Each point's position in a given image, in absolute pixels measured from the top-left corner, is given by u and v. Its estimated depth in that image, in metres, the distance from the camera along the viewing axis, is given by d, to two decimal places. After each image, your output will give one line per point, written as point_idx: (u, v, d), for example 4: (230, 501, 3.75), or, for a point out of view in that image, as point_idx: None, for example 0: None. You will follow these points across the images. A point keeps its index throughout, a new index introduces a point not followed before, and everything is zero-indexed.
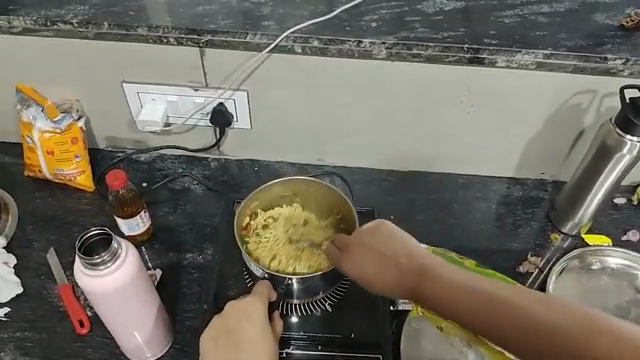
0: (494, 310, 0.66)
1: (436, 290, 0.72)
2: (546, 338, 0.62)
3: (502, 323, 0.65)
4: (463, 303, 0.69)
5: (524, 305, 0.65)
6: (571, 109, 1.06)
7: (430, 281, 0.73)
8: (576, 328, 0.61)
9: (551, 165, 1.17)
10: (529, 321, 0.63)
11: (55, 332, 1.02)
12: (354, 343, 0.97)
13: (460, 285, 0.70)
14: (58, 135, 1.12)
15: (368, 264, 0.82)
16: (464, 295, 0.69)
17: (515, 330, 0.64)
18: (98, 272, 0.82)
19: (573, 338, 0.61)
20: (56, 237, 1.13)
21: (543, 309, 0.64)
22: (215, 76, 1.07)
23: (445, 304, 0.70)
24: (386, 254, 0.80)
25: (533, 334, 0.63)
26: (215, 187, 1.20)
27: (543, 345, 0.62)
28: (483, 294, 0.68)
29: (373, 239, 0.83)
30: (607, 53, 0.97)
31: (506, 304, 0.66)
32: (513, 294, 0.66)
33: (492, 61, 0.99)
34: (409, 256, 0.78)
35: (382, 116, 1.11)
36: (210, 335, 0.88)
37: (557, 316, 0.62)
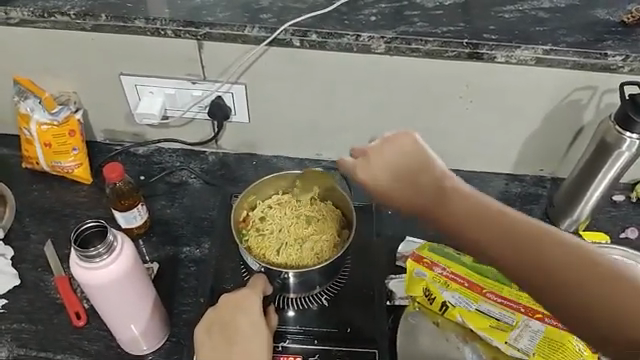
0: (517, 250, 0.68)
1: (461, 219, 0.72)
2: (568, 278, 0.65)
3: (525, 264, 0.67)
4: (495, 232, 0.69)
5: (546, 246, 0.67)
6: (571, 105, 1.06)
7: (447, 208, 0.73)
8: (595, 274, 0.64)
9: (551, 161, 1.17)
10: (554, 265, 0.66)
11: (52, 324, 1.02)
12: (349, 338, 0.97)
13: (482, 211, 0.71)
14: (56, 127, 1.11)
15: (387, 172, 0.80)
16: (499, 227, 0.69)
17: (537, 271, 0.66)
18: (94, 264, 0.81)
19: (593, 290, 0.64)
20: (54, 229, 1.13)
21: (565, 252, 0.66)
22: (213, 69, 1.07)
23: (471, 229, 0.70)
24: (411, 172, 0.78)
25: (554, 278, 0.65)
26: (212, 180, 1.20)
27: (562, 286, 0.65)
28: (511, 231, 0.69)
29: (400, 151, 0.80)
30: (607, 49, 0.97)
31: (532, 243, 0.67)
32: (539, 235, 0.68)
33: (491, 56, 0.98)
34: (432, 174, 0.77)
35: (381, 110, 1.11)
36: (203, 331, 0.87)
37: (578, 260, 0.65)
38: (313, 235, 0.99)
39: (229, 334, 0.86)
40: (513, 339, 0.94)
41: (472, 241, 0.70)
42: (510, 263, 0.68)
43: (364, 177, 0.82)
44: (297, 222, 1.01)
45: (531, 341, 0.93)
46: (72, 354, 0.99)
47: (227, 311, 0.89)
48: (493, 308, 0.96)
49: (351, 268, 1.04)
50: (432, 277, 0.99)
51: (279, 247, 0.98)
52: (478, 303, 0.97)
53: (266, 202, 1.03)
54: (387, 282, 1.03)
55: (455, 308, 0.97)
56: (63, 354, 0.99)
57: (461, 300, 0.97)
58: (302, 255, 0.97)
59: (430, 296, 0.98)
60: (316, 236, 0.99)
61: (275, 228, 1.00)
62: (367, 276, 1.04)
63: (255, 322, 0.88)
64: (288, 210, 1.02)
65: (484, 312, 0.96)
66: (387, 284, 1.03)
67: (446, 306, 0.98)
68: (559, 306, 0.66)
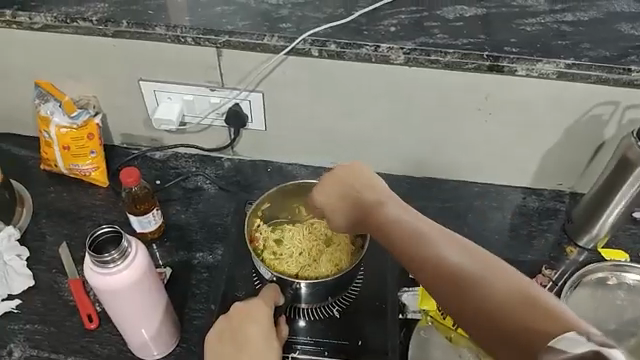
0: (435, 263, 0.71)
1: (392, 234, 0.79)
2: (475, 289, 0.66)
3: (439, 275, 0.70)
4: (419, 246, 0.74)
5: (459, 258, 0.70)
6: (592, 120, 1.04)
7: (380, 221, 0.82)
8: (501, 286, 0.65)
9: (570, 176, 1.15)
10: (467, 277, 0.68)
11: (65, 326, 1.03)
12: (360, 351, 0.96)
13: (410, 228, 0.77)
14: (75, 130, 1.13)
15: (335, 189, 0.90)
16: (423, 241, 0.75)
17: (450, 282, 0.69)
18: (107, 270, 0.82)
19: (495, 300, 0.64)
20: (69, 232, 1.14)
21: (483, 269, 0.68)
22: (231, 77, 1.07)
23: (401, 240, 0.77)
24: (357, 191, 0.87)
25: (465, 289, 0.67)
26: (227, 187, 1.20)
27: (468, 296, 0.67)
28: (435, 247, 0.73)
29: (347, 172, 0.89)
30: (632, 65, 0.95)
31: (450, 257, 0.71)
32: (462, 252, 0.71)
33: (511, 69, 0.97)
34: (372, 193, 0.86)
35: (398, 121, 1.10)
36: (214, 347, 0.85)
37: (488, 274, 0.67)
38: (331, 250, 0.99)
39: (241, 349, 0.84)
40: None
41: (398, 254, 0.77)
42: (430, 278, 0.71)
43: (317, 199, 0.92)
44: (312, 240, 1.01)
45: None
46: (83, 357, 0.99)
47: (237, 319, 0.87)
48: None
49: (364, 279, 1.03)
50: None
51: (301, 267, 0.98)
52: None
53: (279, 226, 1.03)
54: (400, 295, 1.02)
55: None
56: (75, 357, 0.99)
57: None
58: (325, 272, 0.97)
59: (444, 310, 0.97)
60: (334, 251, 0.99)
61: (293, 248, 1.00)
62: (379, 287, 1.03)
63: (266, 335, 0.86)
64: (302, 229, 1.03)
65: None
66: (401, 297, 1.02)
67: None
68: (466, 316, 0.67)
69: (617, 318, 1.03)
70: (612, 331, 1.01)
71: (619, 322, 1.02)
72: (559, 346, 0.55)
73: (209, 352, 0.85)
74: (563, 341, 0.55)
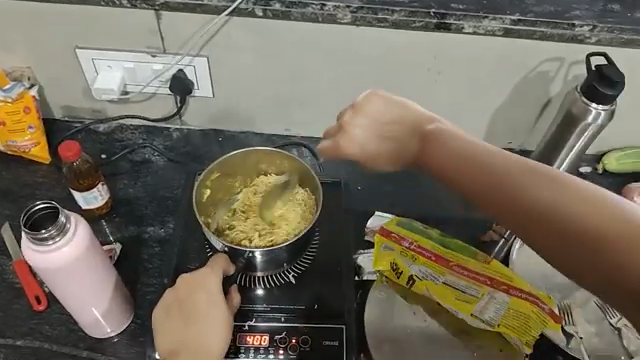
0: (513, 194, 0.64)
1: (447, 164, 0.72)
2: (561, 218, 0.60)
3: (518, 206, 0.64)
4: (491, 177, 0.67)
5: (534, 186, 0.63)
6: (539, 77, 1.05)
7: (436, 153, 0.74)
8: (592, 211, 0.58)
9: (519, 134, 1.17)
10: (552, 205, 0.61)
11: (11, 309, 0.99)
12: (316, 315, 0.96)
13: (468, 155, 0.70)
14: (10, 104, 1.06)
15: (373, 130, 0.82)
16: (494, 170, 0.67)
17: (532, 213, 0.62)
18: (46, 247, 0.78)
19: (588, 228, 0.58)
20: (11, 212, 1.09)
21: (563, 193, 0.61)
22: (173, 41, 1.02)
23: (467, 172, 0.69)
24: (395, 127, 0.80)
25: (550, 219, 0.61)
26: (177, 158, 1.16)
27: (555, 228, 0.60)
28: (510, 175, 0.65)
29: (377, 107, 0.82)
30: (575, 19, 0.95)
31: (529, 185, 0.64)
32: (539, 177, 0.63)
33: (459, 26, 0.96)
34: (419, 125, 0.78)
35: (348, 84, 1.09)
36: (162, 320, 0.86)
37: (574, 198, 0.60)
38: (285, 201, 1.00)
39: (188, 321, 0.85)
40: (478, 311, 0.94)
41: (467, 186, 0.69)
42: (505, 208, 0.65)
43: (348, 148, 0.84)
44: (263, 204, 1.01)
45: (496, 314, 0.92)
46: (32, 340, 0.96)
47: (185, 291, 0.87)
48: (460, 282, 0.94)
49: (319, 244, 1.03)
50: (400, 250, 0.97)
51: (267, 227, 0.97)
52: (446, 276, 0.95)
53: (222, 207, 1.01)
54: (356, 257, 1.04)
55: (422, 281, 0.97)
56: (23, 340, 0.96)
57: (429, 273, 0.96)
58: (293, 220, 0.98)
59: (398, 270, 0.98)
60: (289, 201, 1.00)
61: (249, 218, 0.99)
62: (334, 252, 1.03)
63: (214, 305, 0.86)
64: (247, 200, 1.01)
65: (450, 285, 0.95)
66: (356, 259, 1.04)
67: (413, 280, 0.98)
68: (546, 246, 0.61)
69: None
70: None
71: None
72: None
73: (157, 325, 0.86)
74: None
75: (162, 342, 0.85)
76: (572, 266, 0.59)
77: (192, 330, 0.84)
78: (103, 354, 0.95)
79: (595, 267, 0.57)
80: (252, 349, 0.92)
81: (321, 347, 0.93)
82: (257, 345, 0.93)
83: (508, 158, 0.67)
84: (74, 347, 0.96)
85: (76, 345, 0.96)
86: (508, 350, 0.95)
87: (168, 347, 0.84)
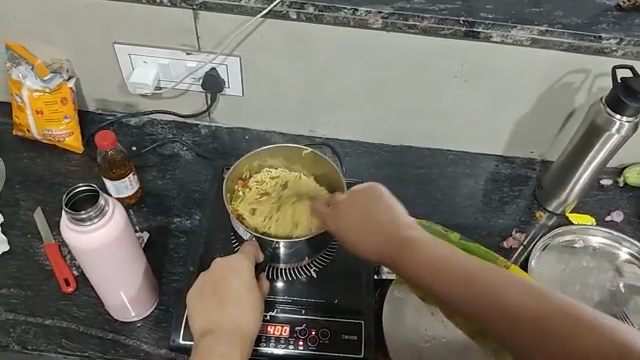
0: (485, 302, 0.71)
1: (415, 265, 0.79)
2: (528, 325, 0.68)
3: (489, 314, 0.71)
4: (448, 279, 0.75)
5: (494, 289, 0.71)
6: (564, 88, 1.06)
7: (401, 246, 0.81)
8: (558, 319, 0.66)
9: (541, 144, 1.18)
10: (509, 306, 0.70)
11: (41, 290, 1.02)
12: (336, 309, 0.98)
13: (427, 260, 0.78)
14: (48, 94, 1.11)
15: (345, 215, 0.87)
16: (455, 276, 0.74)
17: (496, 315, 0.70)
18: (84, 227, 0.81)
19: (546, 325, 0.67)
20: (44, 197, 1.13)
21: (516, 295, 0.70)
22: (209, 40, 1.06)
23: (446, 288, 0.75)
24: (366, 215, 0.86)
25: (524, 330, 0.68)
26: (204, 153, 1.20)
27: (523, 331, 0.68)
28: (485, 281, 0.73)
29: (358, 190, 0.87)
30: (602, 32, 0.97)
31: (491, 289, 0.72)
32: (515, 290, 0.70)
33: (486, 35, 0.98)
34: (383, 220, 0.84)
35: (375, 87, 1.11)
36: (198, 301, 0.88)
37: (533, 307, 0.68)
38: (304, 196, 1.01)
39: (222, 303, 0.87)
40: None
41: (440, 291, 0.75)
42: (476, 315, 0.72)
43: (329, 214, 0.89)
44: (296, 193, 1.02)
45: None
46: (60, 320, 0.99)
47: (220, 274, 0.89)
48: None
49: None
50: None
51: (282, 218, 0.99)
52: None
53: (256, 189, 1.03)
54: None
55: None
56: (52, 320, 0.99)
57: None
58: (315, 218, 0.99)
59: None
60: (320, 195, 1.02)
61: (272, 206, 1.01)
62: None
63: (247, 291, 0.89)
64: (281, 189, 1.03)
65: None
66: None
67: None
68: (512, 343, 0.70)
69: (582, 279, 1.06)
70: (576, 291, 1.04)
71: (584, 282, 1.06)
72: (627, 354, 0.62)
73: (190, 304, 0.88)
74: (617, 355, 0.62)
75: (196, 322, 0.87)
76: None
77: (226, 314, 0.86)
78: (128, 338, 0.98)
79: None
80: (273, 339, 0.95)
81: (339, 341, 0.96)
82: (278, 335, 0.95)
83: (464, 265, 0.75)
84: (100, 329, 0.99)
85: (102, 327, 0.99)
86: None
87: (201, 327, 0.86)
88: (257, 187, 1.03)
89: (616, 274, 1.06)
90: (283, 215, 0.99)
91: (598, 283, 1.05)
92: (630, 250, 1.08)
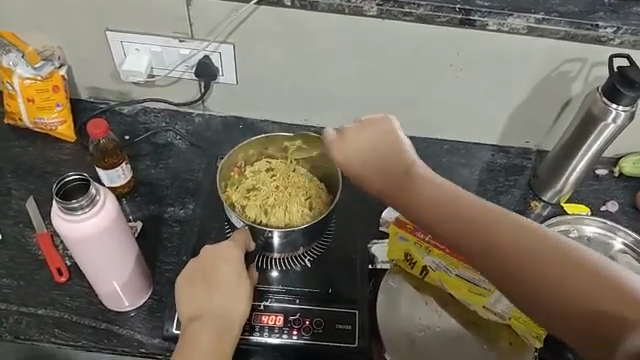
0: (483, 238, 0.73)
1: (417, 200, 0.79)
2: (530, 263, 0.70)
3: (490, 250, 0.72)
4: (449, 214, 0.76)
5: (499, 228, 0.72)
6: (560, 77, 1.06)
7: (406, 187, 0.80)
8: (559, 258, 0.69)
9: (537, 134, 1.18)
10: (510, 243, 0.71)
11: (33, 279, 1.01)
12: (330, 299, 0.98)
13: (427, 197, 0.78)
14: (39, 82, 1.09)
15: (368, 158, 0.84)
16: (454, 212, 0.75)
17: (496, 252, 0.72)
18: (75, 217, 0.81)
19: (551, 266, 0.69)
20: (36, 186, 1.12)
21: (518, 233, 0.71)
22: (202, 27, 1.05)
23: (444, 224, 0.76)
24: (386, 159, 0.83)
25: (525, 267, 0.70)
26: (198, 142, 1.19)
27: (526, 268, 0.70)
28: (490, 224, 0.73)
29: (369, 132, 0.85)
30: (599, 20, 0.96)
31: (490, 225, 0.73)
32: (515, 226, 0.72)
33: (483, 23, 0.97)
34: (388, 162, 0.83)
35: (370, 76, 1.10)
36: (186, 288, 0.87)
37: (533, 247, 0.70)
38: (299, 185, 1.02)
39: (211, 292, 0.87)
40: (490, 304, 0.94)
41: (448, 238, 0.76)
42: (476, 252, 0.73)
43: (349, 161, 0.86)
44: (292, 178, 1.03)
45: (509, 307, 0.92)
46: (53, 310, 0.99)
47: (208, 262, 0.88)
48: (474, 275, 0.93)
49: (336, 232, 1.06)
50: (414, 241, 0.97)
51: (277, 207, 0.99)
52: (459, 269, 0.95)
53: (253, 170, 1.03)
54: (369, 247, 1.05)
55: (436, 273, 0.97)
56: (45, 310, 0.99)
57: (442, 265, 0.96)
58: (309, 206, 1.00)
59: (411, 260, 0.99)
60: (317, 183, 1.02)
61: (267, 194, 1.00)
62: (349, 240, 1.05)
63: (237, 279, 0.88)
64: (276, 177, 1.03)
65: (464, 278, 0.94)
66: (369, 249, 1.05)
67: (427, 270, 0.98)
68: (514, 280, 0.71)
69: None
70: None
71: None
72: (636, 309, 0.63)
73: (179, 291, 0.88)
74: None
75: (184, 308, 0.87)
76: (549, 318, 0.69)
77: (214, 302, 0.86)
78: (121, 327, 0.98)
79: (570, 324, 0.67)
80: (266, 328, 0.95)
81: (333, 330, 0.95)
82: (272, 325, 0.95)
83: (466, 200, 0.76)
84: (93, 319, 0.98)
85: (95, 317, 0.98)
86: (519, 345, 0.94)
87: (190, 314, 0.86)
88: (252, 175, 1.02)
89: None
90: (277, 203, 0.99)
91: None
92: (624, 240, 1.09)
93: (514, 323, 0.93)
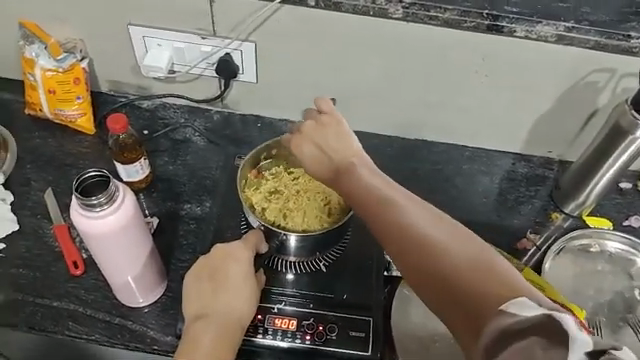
0: (401, 227, 0.75)
1: (353, 188, 0.83)
2: (438, 257, 0.71)
3: (405, 239, 0.74)
4: (379, 204, 0.78)
5: (421, 221, 0.75)
6: (588, 87, 1.03)
7: (345, 179, 0.84)
8: (468, 255, 0.70)
9: (560, 143, 1.15)
10: (426, 236, 0.73)
11: (49, 271, 1.02)
12: (344, 305, 0.97)
13: (363, 187, 0.81)
14: (61, 74, 1.09)
15: (314, 149, 0.87)
16: (382, 202, 0.78)
17: (411, 242, 0.73)
18: (93, 214, 0.81)
19: (457, 263, 0.69)
20: (54, 178, 1.12)
21: (439, 230, 0.74)
22: (224, 25, 1.04)
23: (372, 211, 0.79)
24: (332, 148, 0.86)
25: (432, 259, 0.71)
26: (216, 140, 1.18)
27: (433, 260, 0.71)
28: (412, 216, 0.75)
29: (326, 126, 0.87)
30: (631, 31, 0.93)
31: (413, 217, 0.75)
32: (438, 223, 0.74)
33: (510, 30, 0.95)
34: (337, 156, 0.86)
35: (392, 79, 1.09)
36: (194, 285, 0.87)
37: (446, 243, 0.72)
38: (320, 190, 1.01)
39: (217, 291, 0.86)
40: None
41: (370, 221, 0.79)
42: (392, 238, 0.75)
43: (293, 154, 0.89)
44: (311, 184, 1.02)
45: None
46: (67, 302, 0.99)
47: (216, 260, 0.88)
48: None
49: (352, 236, 1.05)
50: None
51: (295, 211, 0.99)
52: None
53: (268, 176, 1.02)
54: (385, 253, 1.04)
55: None
56: (60, 302, 0.99)
57: None
58: (327, 212, 0.99)
59: None
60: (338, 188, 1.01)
61: (286, 197, 1.00)
62: (365, 245, 1.04)
63: (244, 279, 0.87)
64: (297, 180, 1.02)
65: None
66: (386, 255, 1.03)
67: None
68: (419, 270, 0.71)
69: (596, 284, 1.04)
70: (590, 296, 1.02)
71: (598, 287, 1.03)
72: (516, 311, 0.60)
73: (187, 288, 0.88)
74: (514, 306, 0.61)
75: (190, 305, 0.86)
76: (444, 308, 0.68)
77: (218, 301, 0.85)
78: (135, 323, 0.98)
79: (463, 311, 0.66)
80: (279, 332, 0.94)
81: (346, 337, 0.95)
82: (285, 328, 0.95)
83: (398, 194, 0.79)
84: (107, 314, 0.99)
85: (109, 312, 0.99)
86: None
87: (195, 311, 0.86)
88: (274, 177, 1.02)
89: (631, 281, 1.04)
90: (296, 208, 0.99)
91: (612, 289, 1.03)
92: None
93: None
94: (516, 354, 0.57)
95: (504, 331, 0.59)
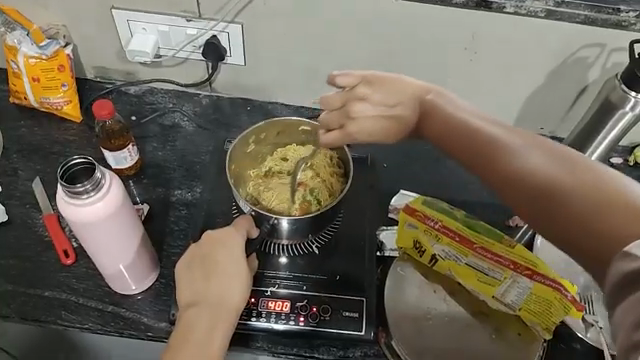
0: (499, 161, 0.67)
1: (439, 127, 0.75)
2: (544, 189, 0.63)
3: (505, 173, 0.66)
4: (471, 139, 0.71)
5: (523, 151, 0.66)
6: (577, 62, 1.03)
7: (426, 125, 0.77)
8: (580, 182, 0.60)
9: (551, 120, 1.15)
10: (529, 168, 0.64)
11: (40, 261, 1.01)
12: (337, 285, 0.98)
13: (450, 124, 0.74)
14: (44, 61, 1.07)
15: (374, 113, 0.81)
16: (473, 138, 0.71)
17: (511, 175, 0.66)
18: (80, 201, 0.80)
19: (568, 191, 0.61)
20: (42, 167, 1.11)
21: (543, 158, 0.64)
22: (209, 6, 1.02)
23: (462, 148, 0.72)
24: (392, 108, 0.80)
25: (539, 192, 0.63)
26: (205, 125, 1.17)
27: (540, 192, 0.63)
28: (509, 146, 0.67)
29: (382, 83, 0.81)
30: (621, 4, 0.92)
31: (509, 149, 0.67)
32: (541, 150, 0.65)
33: (500, 6, 0.94)
34: (402, 116, 0.80)
35: (381, 59, 1.08)
36: (184, 273, 0.87)
37: (552, 172, 0.63)
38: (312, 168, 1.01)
39: (207, 277, 0.85)
40: (499, 294, 0.92)
41: (458, 155, 0.72)
42: (492, 174, 0.68)
43: (357, 135, 0.83)
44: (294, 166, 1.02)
45: (518, 299, 0.90)
46: (59, 292, 0.99)
47: (206, 247, 0.88)
48: (482, 264, 0.91)
49: (344, 217, 1.05)
50: (423, 230, 0.95)
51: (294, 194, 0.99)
52: (468, 258, 0.92)
53: (255, 182, 1.02)
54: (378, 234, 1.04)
55: (445, 261, 0.96)
56: (51, 292, 0.98)
57: (451, 254, 0.94)
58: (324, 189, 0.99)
59: (421, 248, 0.97)
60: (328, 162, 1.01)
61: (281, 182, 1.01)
62: (357, 226, 1.04)
63: (235, 264, 0.87)
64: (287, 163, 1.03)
65: (472, 266, 0.92)
66: (379, 235, 1.04)
67: (436, 259, 0.97)
68: (529, 204, 0.64)
69: None
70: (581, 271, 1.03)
71: None
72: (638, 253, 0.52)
73: (178, 276, 0.88)
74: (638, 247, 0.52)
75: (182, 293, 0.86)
76: (563, 244, 0.61)
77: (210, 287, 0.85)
78: (128, 310, 0.98)
79: (578, 246, 0.59)
80: (273, 314, 0.94)
81: (340, 317, 0.95)
82: (279, 311, 0.95)
83: (488, 126, 0.71)
84: (100, 302, 0.98)
85: (102, 300, 0.98)
86: (527, 337, 0.93)
87: (187, 298, 0.85)
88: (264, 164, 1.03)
89: None
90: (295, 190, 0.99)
91: None
92: None
93: (524, 315, 0.92)
94: (635, 305, 0.50)
95: (625, 277, 0.51)
